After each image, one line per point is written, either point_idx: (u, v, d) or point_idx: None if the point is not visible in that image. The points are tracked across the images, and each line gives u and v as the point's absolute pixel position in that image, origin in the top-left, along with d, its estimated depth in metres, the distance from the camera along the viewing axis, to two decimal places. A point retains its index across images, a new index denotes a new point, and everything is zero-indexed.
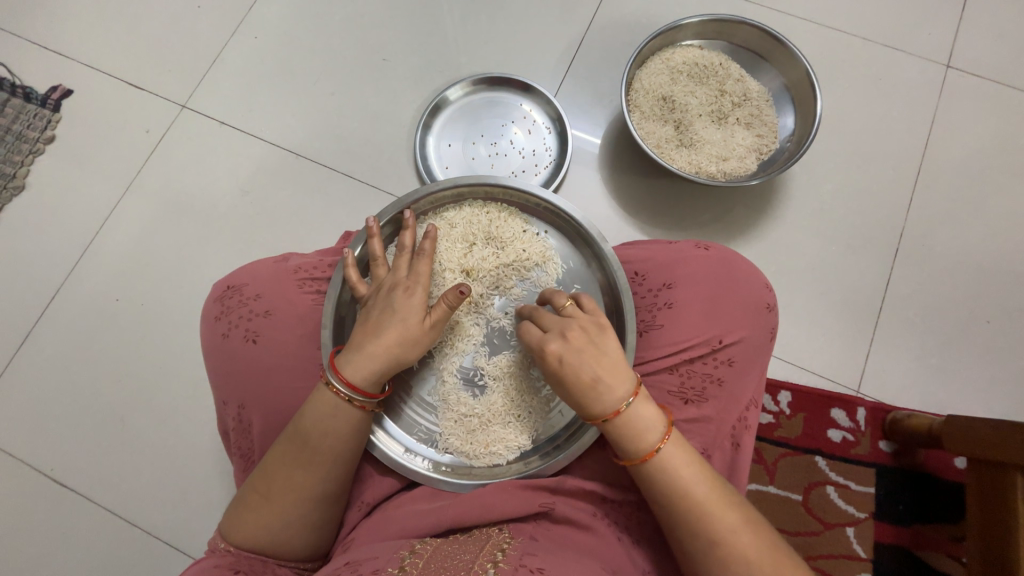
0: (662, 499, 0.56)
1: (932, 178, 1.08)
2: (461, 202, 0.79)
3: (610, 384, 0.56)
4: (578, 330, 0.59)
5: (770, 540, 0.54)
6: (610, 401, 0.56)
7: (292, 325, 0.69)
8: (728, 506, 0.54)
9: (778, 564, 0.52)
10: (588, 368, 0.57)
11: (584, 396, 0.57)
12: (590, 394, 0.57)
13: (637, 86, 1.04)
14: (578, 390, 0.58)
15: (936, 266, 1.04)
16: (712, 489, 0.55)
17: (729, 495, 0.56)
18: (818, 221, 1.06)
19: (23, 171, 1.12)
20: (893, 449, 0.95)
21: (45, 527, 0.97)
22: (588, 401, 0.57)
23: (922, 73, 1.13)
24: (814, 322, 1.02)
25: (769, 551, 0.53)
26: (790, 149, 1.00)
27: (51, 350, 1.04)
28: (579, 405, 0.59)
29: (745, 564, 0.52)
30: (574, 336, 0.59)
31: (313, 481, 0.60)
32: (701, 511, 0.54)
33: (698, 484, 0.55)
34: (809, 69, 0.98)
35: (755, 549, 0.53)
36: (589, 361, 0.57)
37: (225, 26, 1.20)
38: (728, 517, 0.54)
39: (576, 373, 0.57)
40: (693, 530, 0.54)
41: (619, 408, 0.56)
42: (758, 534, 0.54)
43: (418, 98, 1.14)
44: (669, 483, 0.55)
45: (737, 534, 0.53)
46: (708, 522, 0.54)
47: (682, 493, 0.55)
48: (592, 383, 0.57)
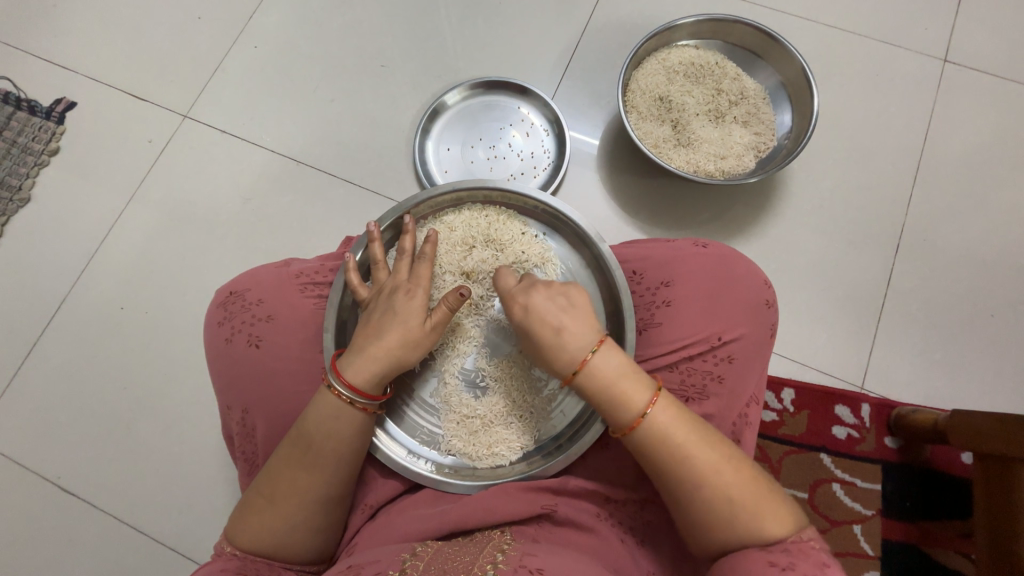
0: (645, 450, 0.54)
1: (932, 172, 1.08)
2: (461, 206, 0.80)
3: (576, 332, 0.58)
4: (543, 285, 0.63)
5: (753, 477, 0.52)
6: (575, 349, 0.57)
7: (294, 329, 0.70)
8: (709, 447, 0.53)
9: (764, 500, 0.51)
10: (556, 315, 0.59)
11: (550, 345, 0.59)
12: (556, 342, 0.58)
13: (634, 86, 1.04)
14: (543, 337, 0.59)
15: (937, 260, 1.04)
16: (693, 431, 0.54)
17: (711, 435, 0.54)
18: (817, 217, 1.06)
19: (29, 182, 1.14)
20: (898, 445, 0.94)
21: (53, 535, 0.97)
22: (553, 350, 0.59)
23: (919, 68, 1.13)
24: (816, 319, 1.02)
25: (752, 488, 0.52)
26: (788, 147, 1.00)
27: (58, 358, 1.05)
28: (549, 352, 0.59)
29: (729, 502, 0.51)
30: (542, 287, 0.62)
31: (316, 484, 0.60)
32: (682, 455, 0.53)
33: (678, 429, 0.54)
34: (805, 67, 0.98)
35: (737, 486, 0.51)
36: (557, 309, 0.60)
37: (225, 36, 1.22)
38: (711, 455, 0.53)
39: (542, 321, 0.60)
40: (674, 475, 0.53)
41: (584, 358, 0.57)
42: (740, 471, 0.52)
43: (417, 103, 1.15)
44: (649, 430, 0.54)
45: (719, 474, 0.52)
46: (691, 464, 0.52)
47: (662, 439, 0.54)
48: (558, 331, 0.59)
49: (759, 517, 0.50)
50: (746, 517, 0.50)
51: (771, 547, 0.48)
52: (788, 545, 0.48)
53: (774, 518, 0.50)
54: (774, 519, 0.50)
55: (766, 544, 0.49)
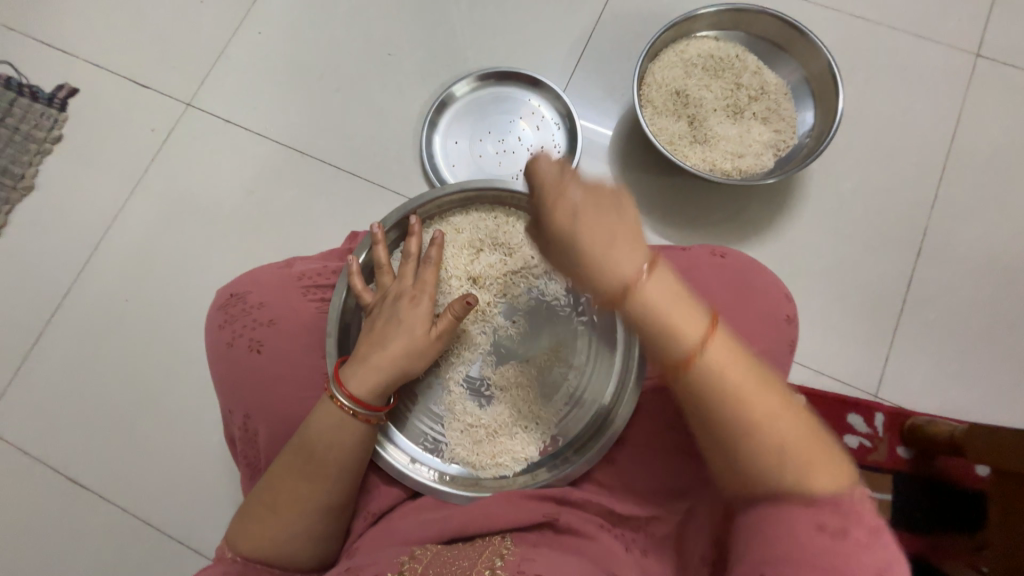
0: (670, 358, 0.44)
1: (958, 174, 1.04)
2: (469, 207, 0.77)
3: (623, 246, 0.47)
4: (586, 182, 0.51)
5: (814, 433, 0.40)
6: (619, 263, 0.47)
7: (297, 333, 0.68)
8: (761, 385, 0.41)
9: (822, 457, 0.39)
10: (597, 226, 0.49)
11: (589, 258, 0.49)
12: (597, 257, 0.48)
13: (650, 79, 1.00)
14: (579, 245, 0.49)
15: (960, 266, 1.00)
16: (742, 364, 0.42)
17: (766, 375, 0.42)
18: (837, 219, 1.03)
19: (32, 171, 1.12)
20: (911, 455, 0.92)
21: (60, 525, 0.98)
22: (591, 264, 0.49)
23: (950, 62, 1.08)
24: (830, 325, 0.99)
25: (812, 442, 0.39)
26: (809, 146, 0.96)
27: (64, 349, 1.05)
28: (581, 268, 0.50)
29: (778, 451, 0.39)
30: (583, 185, 0.50)
31: (317, 493, 0.59)
32: (722, 387, 0.41)
33: (724, 367, 0.42)
34: (831, 62, 0.93)
35: (791, 438, 0.39)
36: (594, 208, 0.49)
37: (228, 21, 1.18)
38: (763, 396, 0.41)
39: (574, 224, 0.50)
40: (709, 412, 0.42)
41: (627, 276, 0.46)
42: (799, 422, 0.40)
43: (424, 94, 1.12)
44: (681, 344, 0.43)
45: (772, 420, 0.40)
46: (728, 402, 0.41)
47: (698, 360, 0.42)
48: (600, 246, 0.48)
49: (812, 471, 0.38)
50: (797, 473, 0.38)
51: (823, 516, 0.36)
52: (846, 509, 0.37)
53: (832, 473, 0.38)
54: (832, 475, 0.38)
55: (810, 501, 0.37)
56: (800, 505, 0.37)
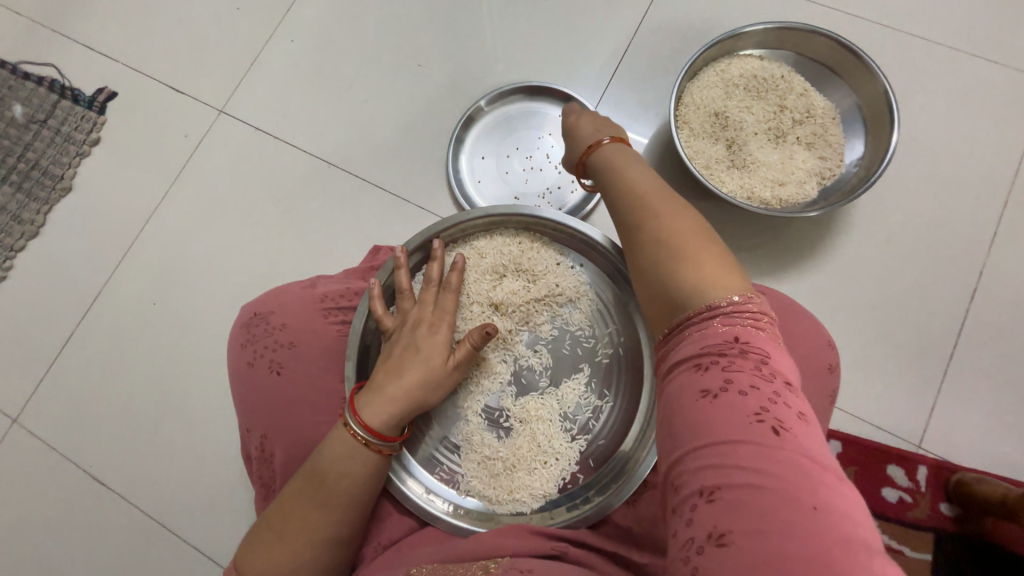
0: (613, 206, 0.55)
1: (1022, 209, 0.96)
2: (493, 230, 0.75)
3: (606, 131, 0.63)
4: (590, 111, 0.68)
5: (726, 258, 0.46)
6: (607, 153, 0.59)
7: (316, 357, 0.67)
8: (680, 215, 0.50)
9: (722, 270, 0.45)
10: (592, 121, 0.65)
11: (575, 132, 0.65)
12: (584, 130, 0.65)
13: (688, 99, 0.96)
14: (571, 131, 0.66)
15: (1020, 310, 0.93)
16: (667, 200, 0.52)
17: (689, 212, 0.51)
18: (883, 253, 0.96)
19: (70, 173, 1.15)
20: (955, 513, 0.85)
21: (83, 521, 1.01)
22: (577, 134, 0.65)
23: (1018, 88, 1.00)
24: (871, 366, 0.93)
25: (718, 261, 0.46)
26: (857, 176, 0.90)
27: (93, 349, 1.07)
28: (575, 147, 0.65)
29: (683, 260, 0.46)
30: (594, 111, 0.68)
31: (325, 524, 0.58)
32: (645, 212, 0.51)
33: (653, 200, 0.52)
34: (888, 88, 0.87)
35: (696, 249, 0.47)
36: (594, 118, 0.66)
37: (262, 29, 1.19)
38: (677, 218, 0.49)
39: (580, 121, 0.66)
40: (632, 231, 0.52)
41: (599, 140, 0.62)
42: (708, 244, 0.47)
43: (452, 107, 1.10)
44: (621, 190, 0.55)
45: (678, 236, 0.48)
46: (649, 221, 0.50)
47: (630, 198, 0.53)
48: (591, 122, 0.65)
49: (707, 278, 0.44)
50: (690, 278, 0.45)
51: (713, 326, 0.42)
52: (742, 341, 0.41)
53: (725, 285, 0.44)
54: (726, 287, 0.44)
55: (700, 303, 0.44)
56: (701, 332, 0.42)
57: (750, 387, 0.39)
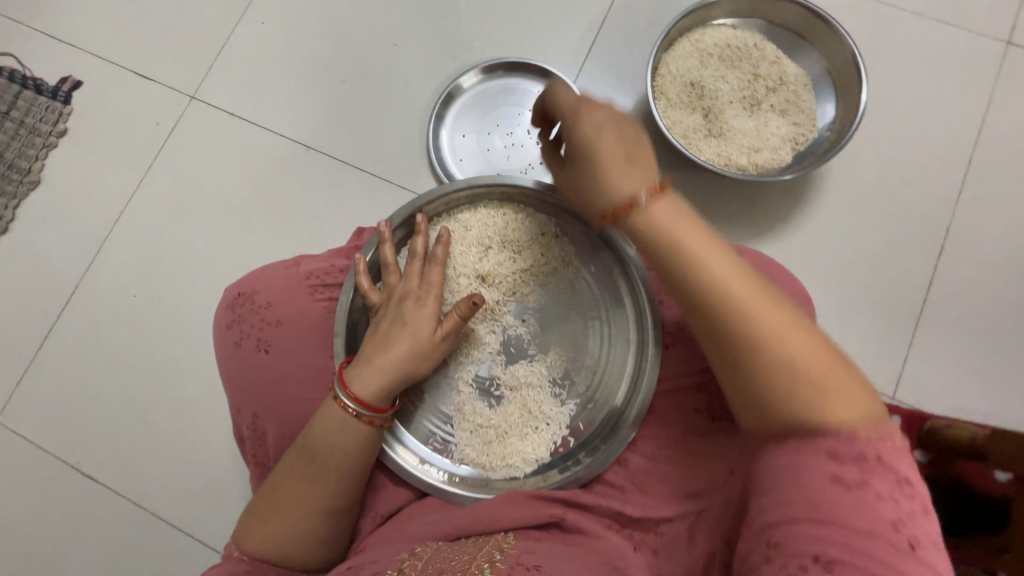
0: (688, 295, 0.47)
1: (985, 168, 1.00)
2: (476, 203, 0.75)
3: (634, 170, 0.51)
4: (603, 125, 0.53)
5: (832, 358, 0.43)
6: (635, 187, 0.50)
7: (304, 334, 0.67)
8: (776, 312, 0.44)
9: (838, 384, 0.41)
10: (613, 155, 0.52)
11: (600, 171, 0.52)
12: (606, 171, 0.51)
13: (664, 70, 0.97)
14: (592, 165, 0.52)
15: (985, 264, 0.97)
16: (756, 291, 0.45)
17: (779, 300, 0.45)
18: (856, 215, 0.99)
19: (38, 165, 1.12)
20: (927, 459, 0.91)
21: (74, 517, 1.00)
22: (602, 174, 0.52)
23: (979, 51, 1.03)
24: (847, 324, 0.96)
25: (829, 370, 0.42)
26: (829, 140, 0.93)
27: (73, 344, 1.05)
28: (584, 172, 0.54)
29: (795, 373, 0.42)
30: (607, 124, 0.53)
31: (320, 497, 0.58)
32: (736, 310, 0.44)
33: (740, 290, 0.45)
34: (855, 53, 0.89)
35: (805, 360, 0.42)
36: (617, 148, 0.52)
37: (231, 11, 1.16)
38: (775, 318, 0.44)
39: (597, 150, 0.52)
40: (721, 332, 0.45)
41: (634, 193, 0.50)
42: (811, 346, 0.43)
43: (430, 86, 1.09)
44: (698, 279, 0.46)
45: (781, 342, 0.43)
46: (744, 323, 0.44)
47: (713, 288, 0.46)
48: (613, 156, 0.52)
49: (825, 399, 0.41)
50: (808, 398, 0.41)
51: (840, 449, 0.39)
52: (866, 448, 0.38)
53: (848, 404, 0.40)
54: (848, 406, 0.40)
55: (825, 430, 0.40)
56: (813, 427, 0.40)
57: (880, 492, 0.37)
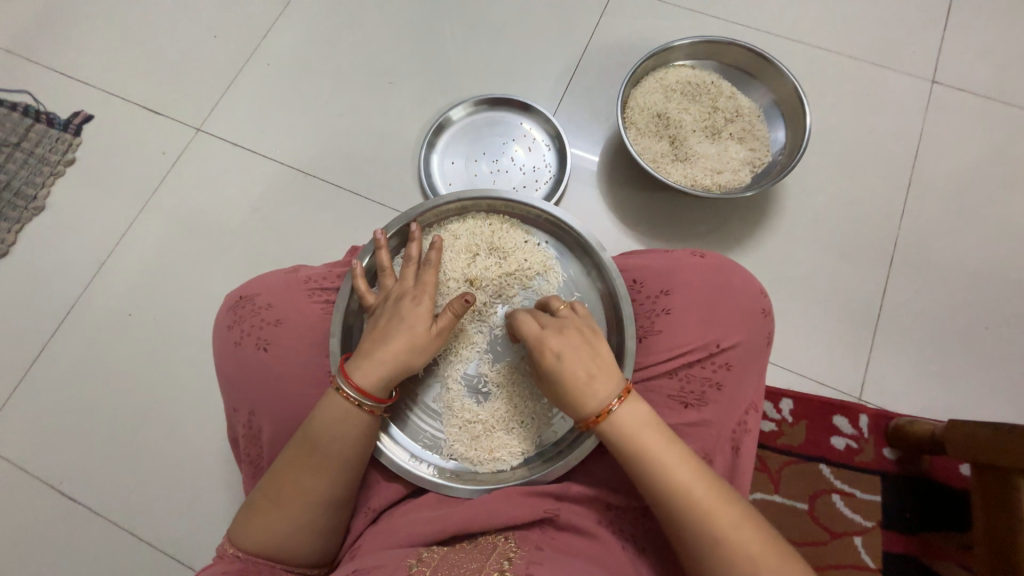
0: (660, 495, 0.56)
1: (923, 188, 1.11)
2: (465, 215, 0.82)
3: (604, 379, 0.59)
4: (570, 330, 0.63)
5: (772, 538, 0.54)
6: (600, 399, 0.58)
7: (302, 333, 0.71)
8: (727, 503, 0.55)
9: (783, 564, 0.52)
10: (585, 363, 0.60)
11: (578, 390, 0.59)
12: (583, 388, 0.59)
13: (633, 104, 1.08)
14: (573, 385, 0.60)
15: (932, 273, 1.06)
16: (710, 486, 0.55)
17: (726, 492, 0.56)
18: (814, 230, 1.09)
19: (44, 192, 1.17)
20: (897, 456, 0.95)
21: (52, 541, 0.97)
22: (581, 396, 0.59)
23: (909, 87, 1.17)
24: (813, 330, 1.03)
25: (774, 553, 0.53)
26: (783, 162, 1.03)
27: (65, 363, 1.07)
28: (555, 386, 0.62)
29: (743, 563, 0.52)
30: (570, 333, 0.63)
31: (321, 486, 0.61)
32: (699, 508, 0.54)
33: (694, 486, 0.55)
34: (798, 87, 1.01)
35: (758, 549, 0.52)
36: (586, 358, 0.60)
37: (239, 54, 1.27)
38: (729, 511, 0.54)
39: (572, 367, 0.60)
40: (693, 530, 0.54)
41: (610, 405, 0.58)
42: (759, 532, 0.54)
43: (422, 118, 1.19)
44: (666, 479, 0.55)
45: (738, 532, 0.53)
46: (708, 520, 0.54)
47: (678, 492, 0.55)
48: (587, 378, 0.59)
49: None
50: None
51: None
52: None
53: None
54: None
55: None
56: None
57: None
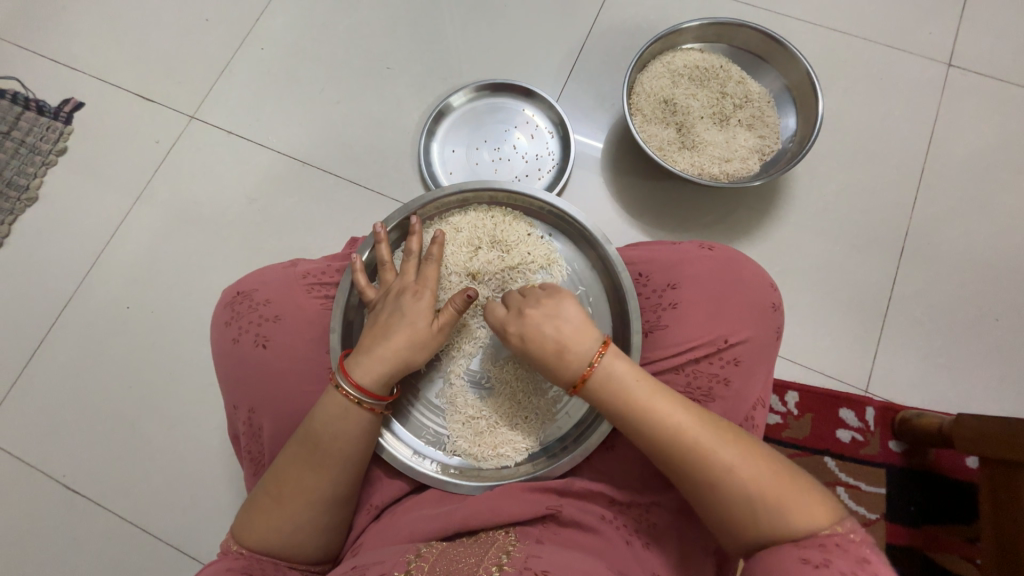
0: (658, 445, 0.54)
1: (936, 176, 1.08)
2: (467, 207, 0.80)
3: (573, 350, 0.58)
4: (533, 306, 0.62)
5: (778, 468, 0.51)
6: (572, 371, 0.58)
7: (301, 330, 0.70)
8: (726, 442, 0.52)
9: (792, 493, 0.49)
10: (551, 337, 0.59)
11: (552, 367, 0.59)
12: (558, 363, 0.59)
13: (639, 89, 1.04)
14: (547, 362, 0.60)
15: (942, 263, 1.04)
16: (708, 427, 0.53)
17: (727, 430, 0.54)
18: (822, 220, 1.06)
19: (36, 182, 1.14)
20: (903, 449, 0.94)
21: (56, 534, 0.98)
22: (555, 372, 0.59)
23: (924, 71, 1.13)
24: (820, 322, 1.02)
25: (781, 482, 0.50)
26: (792, 150, 1.00)
27: (64, 357, 1.06)
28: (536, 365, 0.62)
29: (757, 501, 0.50)
30: (533, 310, 0.62)
31: (322, 485, 0.60)
32: (695, 449, 0.52)
33: (687, 425, 0.53)
34: (810, 71, 0.98)
35: (762, 481, 0.50)
36: (554, 330, 0.60)
37: (232, 38, 1.23)
38: (730, 449, 0.52)
39: (541, 346, 0.60)
40: (693, 475, 0.53)
41: (585, 373, 0.57)
42: (761, 463, 0.51)
43: (422, 105, 1.16)
44: (661, 427, 0.54)
45: (738, 468, 0.51)
46: (709, 462, 0.52)
47: (674, 438, 0.53)
48: (557, 352, 0.59)
49: (789, 511, 0.49)
50: (772, 513, 0.49)
51: (806, 541, 0.47)
52: (823, 541, 0.46)
53: (808, 509, 0.48)
54: (804, 512, 0.48)
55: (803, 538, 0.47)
56: (771, 515, 0.49)
57: (845, 567, 0.43)
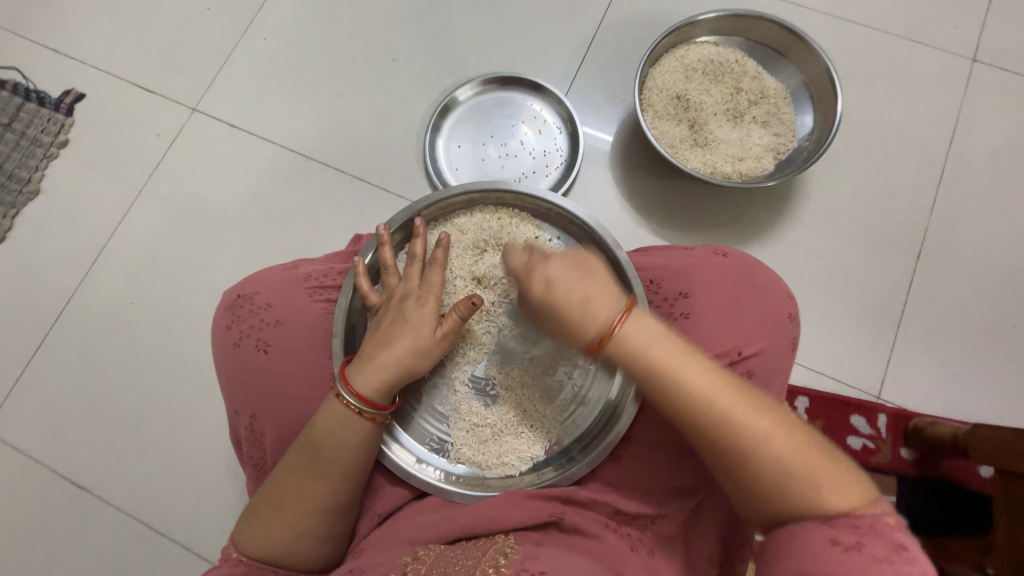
0: (687, 406, 0.51)
1: (956, 177, 1.05)
2: (472, 208, 0.78)
3: (601, 300, 0.56)
4: (559, 256, 0.61)
5: (811, 442, 0.49)
6: (599, 319, 0.55)
7: (303, 334, 0.69)
8: (759, 411, 0.50)
9: (826, 468, 0.47)
10: (579, 287, 0.57)
11: (576, 317, 0.57)
12: (583, 312, 0.56)
13: (651, 84, 1.01)
14: (570, 313, 0.57)
15: (961, 268, 1.01)
16: (741, 393, 0.51)
17: (760, 398, 0.51)
18: (837, 222, 1.03)
19: (37, 176, 1.13)
20: (914, 456, 0.93)
21: (60, 528, 0.98)
22: (580, 321, 0.57)
23: (947, 67, 1.09)
24: (833, 327, 0.99)
25: (812, 455, 0.48)
26: (809, 149, 0.97)
27: (67, 352, 1.05)
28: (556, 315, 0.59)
29: (788, 475, 0.47)
30: (563, 260, 0.60)
31: (322, 492, 0.59)
32: (727, 414, 0.50)
33: (718, 389, 0.51)
34: (829, 66, 0.94)
35: (794, 452, 0.48)
36: (580, 281, 0.58)
37: (234, 28, 1.20)
38: (762, 417, 0.49)
39: (567, 293, 0.57)
40: (724, 442, 0.50)
41: (612, 322, 0.54)
42: (793, 433, 0.49)
43: (427, 99, 1.13)
44: (691, 388, 0.51)
45: (772, 438, 0.48)
46: (742, 429, 0.49)
47: (705, 400, 0.50)
48: (583, 302, 0.57)
49: (818, 482, 0.46)
50: (805, 486, 0.46)
51: (836, 520, 0.44)
52: (858, 522, 0.43)
53: (841, 486, 0.46)
54: (837, 490, 0.46)
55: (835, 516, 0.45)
56: (804, 492, 0.46)
57: (877, 551, 0.41)
